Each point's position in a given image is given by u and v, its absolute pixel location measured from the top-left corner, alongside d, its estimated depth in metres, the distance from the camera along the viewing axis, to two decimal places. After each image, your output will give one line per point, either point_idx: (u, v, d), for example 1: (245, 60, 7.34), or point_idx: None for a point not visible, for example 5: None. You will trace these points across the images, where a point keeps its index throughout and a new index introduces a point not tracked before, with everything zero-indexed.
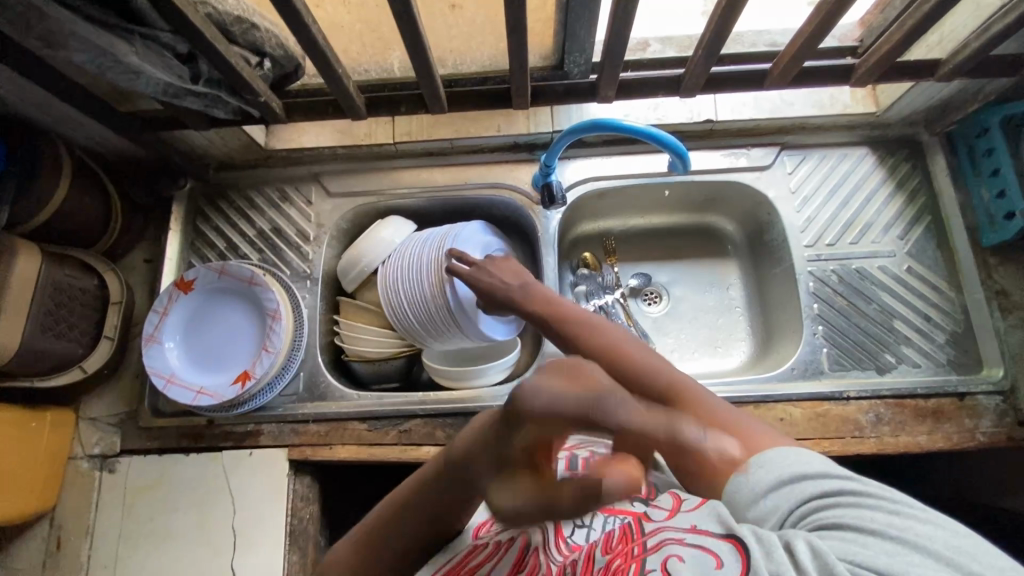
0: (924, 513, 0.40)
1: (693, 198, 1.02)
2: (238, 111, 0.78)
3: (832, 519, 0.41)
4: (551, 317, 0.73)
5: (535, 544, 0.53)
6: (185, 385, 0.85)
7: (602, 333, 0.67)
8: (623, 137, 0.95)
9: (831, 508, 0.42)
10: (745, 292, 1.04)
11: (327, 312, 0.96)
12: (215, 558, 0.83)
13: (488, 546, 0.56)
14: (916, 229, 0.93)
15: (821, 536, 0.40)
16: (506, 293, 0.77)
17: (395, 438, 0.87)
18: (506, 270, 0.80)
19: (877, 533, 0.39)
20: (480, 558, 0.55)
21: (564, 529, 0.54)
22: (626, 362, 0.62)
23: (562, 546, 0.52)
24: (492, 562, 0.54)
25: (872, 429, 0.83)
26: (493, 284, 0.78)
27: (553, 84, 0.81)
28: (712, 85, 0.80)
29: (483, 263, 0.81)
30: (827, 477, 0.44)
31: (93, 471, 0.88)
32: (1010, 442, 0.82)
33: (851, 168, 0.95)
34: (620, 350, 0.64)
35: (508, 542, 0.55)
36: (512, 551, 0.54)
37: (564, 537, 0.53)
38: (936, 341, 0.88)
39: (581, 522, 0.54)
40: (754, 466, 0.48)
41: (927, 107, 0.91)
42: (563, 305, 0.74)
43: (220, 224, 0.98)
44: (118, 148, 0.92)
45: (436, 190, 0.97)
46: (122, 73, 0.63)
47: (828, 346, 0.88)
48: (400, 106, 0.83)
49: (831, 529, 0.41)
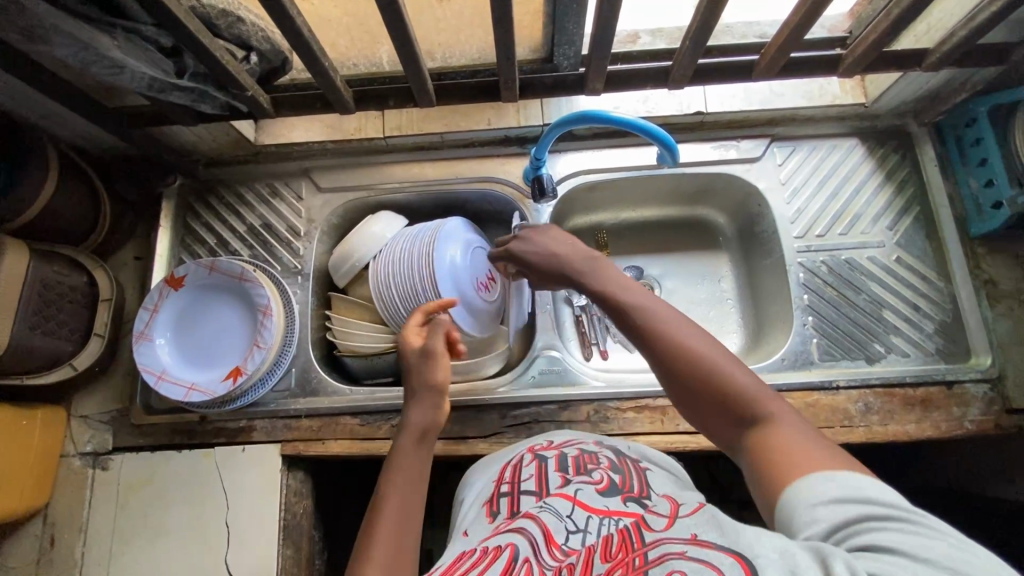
0: (991, 566, 0.35)
1: (684, 190, 1.02)
2: (226, 106, 0.77)
3: (886, 543, 0.37)
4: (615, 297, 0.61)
5: (526, 553, 0.48)
6: (177, 381, 0.85)
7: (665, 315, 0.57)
8: (613, 131, 0.95)
9: (888, 532, 0.38)
10: (736, 284, 1.04)
11: (319, 307, 0.96)
12: (208, 553, 0.83)
13: (475, 553, 0.50)
14: (905, 219, 0.93)
15: (868, 557, 0.36)
16: (561, 270, 0.68)
17: (388, 433, 0.87)
18: (557, 236, 0.72)
19: (930, 564, 0.35)
20: (467, 563, 0.49)
21: (556, 538, 0.50)
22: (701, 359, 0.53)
23: (557, 553, 0.48)
24: (484, 565, 0.47)
25: (861, 419, 0.83)
26: (546, 258, 0.70)
27: (542, 77, 0.81)
28: (700, 77, 0.80)
29: (527, 235, 0.75)
30: (896, 506, 0.39)
31: (85, 468, 0.88)
32: (998, 430, 0.82)
33: (840, 159, 0.96)
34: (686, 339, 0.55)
35: (496, 550, 0.49)
36: (502, 557, 0.48)
37: (557, 545, 0.49)
38: (925, 331, 0.88)
39: (574, 530, 0.50)
40: (809, 487, 0.43)
41: (915, 98, 0.91)
42: (626, 284, 0.62)
43: (210, 220, 0.98)
44: (106, 145, 0.91)
45: (427, 184, 0.97)
46: (106, 67, 0.61)
47: (817, 337, 0.89)
48: (389, 100, 0.83)
49: (881, 552, 0.36)
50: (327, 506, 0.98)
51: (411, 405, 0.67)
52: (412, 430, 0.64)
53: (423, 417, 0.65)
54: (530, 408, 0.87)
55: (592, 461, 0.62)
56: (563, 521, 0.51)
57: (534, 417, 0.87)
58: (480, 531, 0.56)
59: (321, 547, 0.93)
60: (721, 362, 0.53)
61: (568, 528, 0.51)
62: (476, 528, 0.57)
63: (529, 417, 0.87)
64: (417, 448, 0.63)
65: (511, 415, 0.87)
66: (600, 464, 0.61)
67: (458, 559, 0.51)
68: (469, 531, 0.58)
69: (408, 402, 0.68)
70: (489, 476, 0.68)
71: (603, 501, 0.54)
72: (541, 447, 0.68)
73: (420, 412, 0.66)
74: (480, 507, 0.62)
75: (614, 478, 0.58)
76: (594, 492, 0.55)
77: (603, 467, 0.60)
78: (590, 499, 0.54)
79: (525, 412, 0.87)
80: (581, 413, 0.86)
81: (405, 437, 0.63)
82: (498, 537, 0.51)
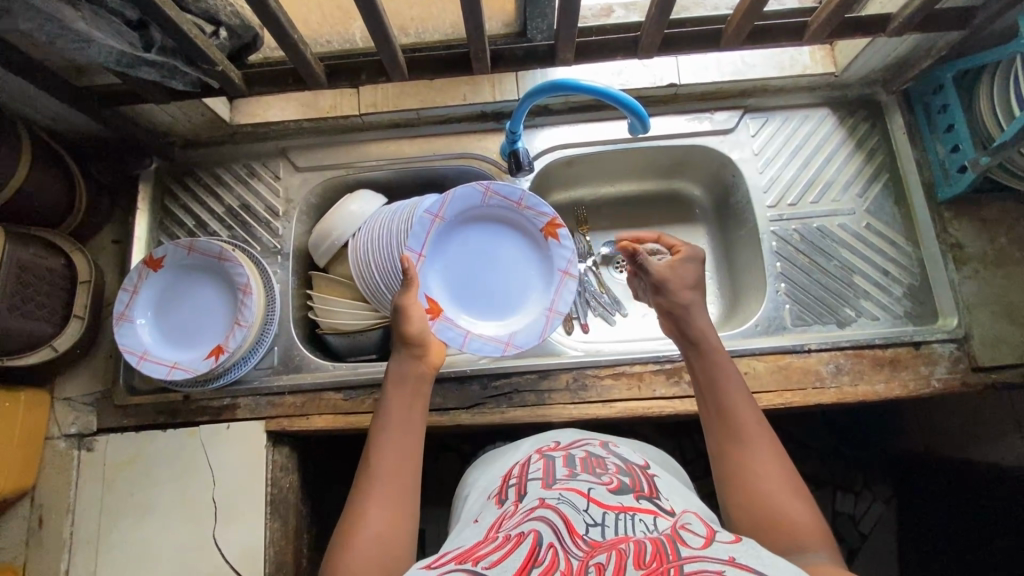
0: None
1: (659, 163, 1.03)
2: (197, 82, 0.76)
3: None
4: (719, 375, 0.67)
5: (550, 539, 0.48)
6: (159, 360, 0.86)
7: (753, 417, 0.64)
8: (587, 105, 0.96)
9: None
10: (714, 256, 1.06)
11: (300, 287, 0.97)
12: (197, 527, 0.85)
13: (498, 539, 0.50)
14: (874, 186, 0.95)
15: None
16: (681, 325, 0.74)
17: (371, 407, 0.89)
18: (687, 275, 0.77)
19: None
20: (490, 548, 0.48)
21: (578, 529, 0.50)
22: (771, 469, 0.59)
23: (580, 544, 0.48)
24: (507, 554, 0.47)
25: (832, 379, 0.86)
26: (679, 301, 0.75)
27: (514, 48, 0.81)
28: (670, 46, 0.81)
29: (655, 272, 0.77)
30: None
31: (70, 450, 0.88)
32: (964, 387, 0.84)
33: (813, 128, 0.97)
34: (762, 444, 0.61)
35: (519, 536, 0.49)
36: (526, 543, 0.48)
37: (579, 535, 0.49)
38: (893, 295, 0.91)
39: (592, 523, 0.51)
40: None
41: (883, 66, 0.92)
42: (731, 371, 0.68)
43: (189, 202, 0.98)
44: (81, 126, 0.91)
45: (405, 162, 0.98)
46: (73, 41, 0.62)
47: (790, 302, 0.91)
48: (360, 73, 0.82)
49: None
50: (314, 481, 0.99)
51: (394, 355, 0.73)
52: (397, 376, 0.70)
53: (406, 363, 0.71)
54: (511, 378, 0.89)
55: (601, 465, 0.63)
56: (581, 514, 0.52)
57: (514, 387, 0.88)
58: (488, 516, 0.58)
59: (309, 521, 0.95)
60: (789, 486, 0.58)
61: (586, 521, 0.51)
62: (486, 514, 0.59)
63: (510, 386, 0.88)
64: (406, 393, 0.68)
65: (492, 385, 0.88)
66: (609, 468, 0.62)
67: (479, 544, 0.51)
68: (479, 517, 0.59)
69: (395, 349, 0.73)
70: (497, 475, 0.68)
71: (616, 498, 0.55)
72: (549, 448, 0.69)
73: (401, 361, 0.71)
74: (489, 499, 0.63)
75: (624, 480, 0.60)
76: (605, 491, 0.56)
77: (612, 471, 0.61)
78: (603, 496, 0.55)
79: (506, 382, 0.89)
80: (560, 381, 0.88)
81: (391, 384, 0.69)
82: (520, 525, 0.51)
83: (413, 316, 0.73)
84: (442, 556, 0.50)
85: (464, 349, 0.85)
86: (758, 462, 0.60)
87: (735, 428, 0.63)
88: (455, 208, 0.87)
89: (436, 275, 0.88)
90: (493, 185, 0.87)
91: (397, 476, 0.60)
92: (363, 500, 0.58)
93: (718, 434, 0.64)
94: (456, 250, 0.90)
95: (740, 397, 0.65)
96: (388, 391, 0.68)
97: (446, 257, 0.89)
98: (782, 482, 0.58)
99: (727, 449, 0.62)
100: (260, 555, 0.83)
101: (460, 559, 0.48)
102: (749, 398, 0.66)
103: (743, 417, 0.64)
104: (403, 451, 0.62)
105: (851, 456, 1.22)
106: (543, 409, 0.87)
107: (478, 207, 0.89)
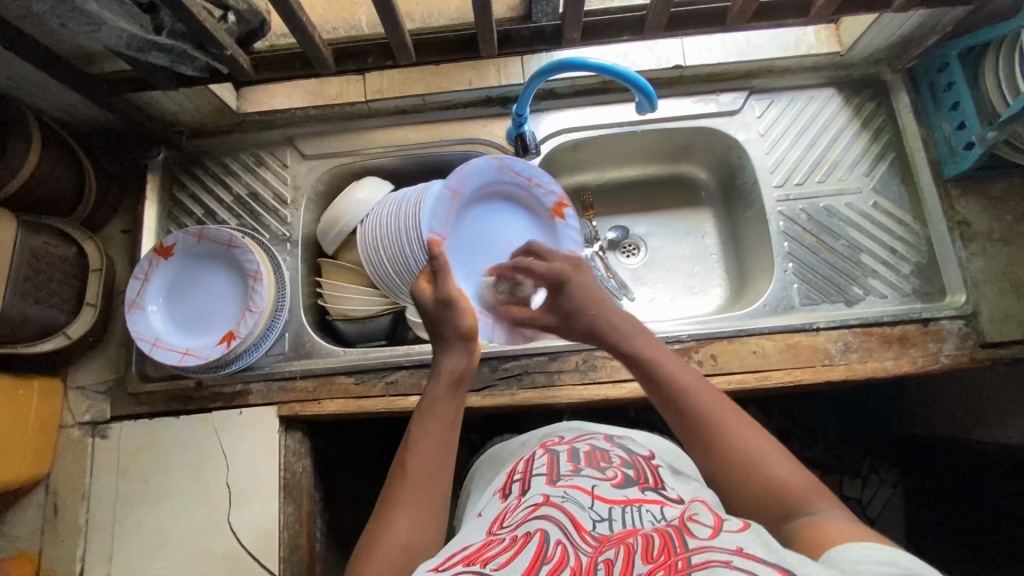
0: None
1: (665, 147, 1.03)
2: (206, 67, 0.77)
3: None
4: (653, 364, 0.66)
5: (557, 536, 0.48)
6: (172, 347, 0.86)
7: (706, 393, 0.61)
8: (593, 88, 0.96)
9: None
10: (720, 238, 1.07)
11: (309, 275, 0.98)
12: (211, 512, 0.85)
13: (503, 541, 0.49)
14: (880, 165, 0.95)
15: None
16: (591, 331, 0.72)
17: (382, 391, 0.89)
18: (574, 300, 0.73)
19: None
20: (498, 550, 0.48)
21: (584, 525, 0.51)
22: (733, 439, 0.58)
23: (589, 540, 0.49)
24: (515, 555, 0.46)
25: (841, 357, 0.86)
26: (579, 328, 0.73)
27: (519, 30, 0.81)
28: (675, 25, 0.81)
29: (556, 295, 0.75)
30: None
31: (84, 437, 0.89)
32: (973, 362, 0.85)
33: (818, 109, 0.97)
34: (718, 420, 0.59)
35: (525, 537, 0.49)
36: (532, 543, 0.48)
37: (587, 532, 0.50)
38: (901, 272, 0.91)
39: (599, 519, 0.51)
40: (849, 548, 0.45)
41: (888, 45, 0.92)
42: (670, 358, 0.66)
43: (196, 191, 0.98)
44: (89, 117, 0.91)
45: (411, 149, 0.98)
46: (84, 24, 0.62)
47: (797, 282, 0.91)
48: (367, 58, 0.83)
49: None
50: (326, 467, 1.00)
51: (442, 353, 0.70)
52: (444, 376, 0.67)
53: (457, 363, 0.69)
54: (520, 360, 0.89)
55: (604, 458, 0.63)
56: (586, 511, 0.52)
57: (524, 368, 0.89)
58: (492, 510, 0.58)
59: (323, 507, 0.96)
60: (766, 448, 0.57)
61: (593, 517, 0.52)
62: (489, 509, 0.59)
63: (519, 368, 0.89)
64: (451, 397, 0.66)
65: (502, 368, 0.89)
66: (613, 461, 0.62)
67: (485, 544, 0.50)
68: (482, 512, 0.60)
69: (437, 344, 0.70)
70: (504, 471, 0.68)
71: (620, 492, 0.56)
72: (553, 442, 0.69)
73: (448, 354, 0.69)
74: (495, 494, 0.63)
75: (628, 473, 0.60)
76: (610, 486, 0.57)
77: (616, 464, 0.62)
78: (607, 491, 0.56)
79: (516, 364, 0.89)
80: (570, 363, 0.89)
81: (439, 385, 0.67)
82: (525, 524, 0.51)
83: (464, 310, 0.70)
84: (450, 556, 0.49)
85: (494, 340, 0.85)
86: (723, 434, 0.58)
87: (691, 409, 0.60)
88: (470, 183, 0.86)
89: (457, 261, 0.88)
90: (508, 160, 0.88)
91: (428, 477, 0.60)
92: (389, 503, 0.58)
93: (679, 420, 0.61)
94: (476, 230, 0.90)
95: (688, 376, 0.63)
96: (430, 389, 0.67)
97: (467, 238, 0.89)
98: (754, 447, 0.57)
99: (688, 426, 0.60)
100: (274, 539, 0.84)
101: (467, 560, 0.47)
102: (706, 380, 0.63)
103: (698, 397, 0.61)
104: (435, 451, 0.62)
105: (858, 441, 1.23)
106: (553, 391, 0.88)
107: (493, 183, 0.90)
